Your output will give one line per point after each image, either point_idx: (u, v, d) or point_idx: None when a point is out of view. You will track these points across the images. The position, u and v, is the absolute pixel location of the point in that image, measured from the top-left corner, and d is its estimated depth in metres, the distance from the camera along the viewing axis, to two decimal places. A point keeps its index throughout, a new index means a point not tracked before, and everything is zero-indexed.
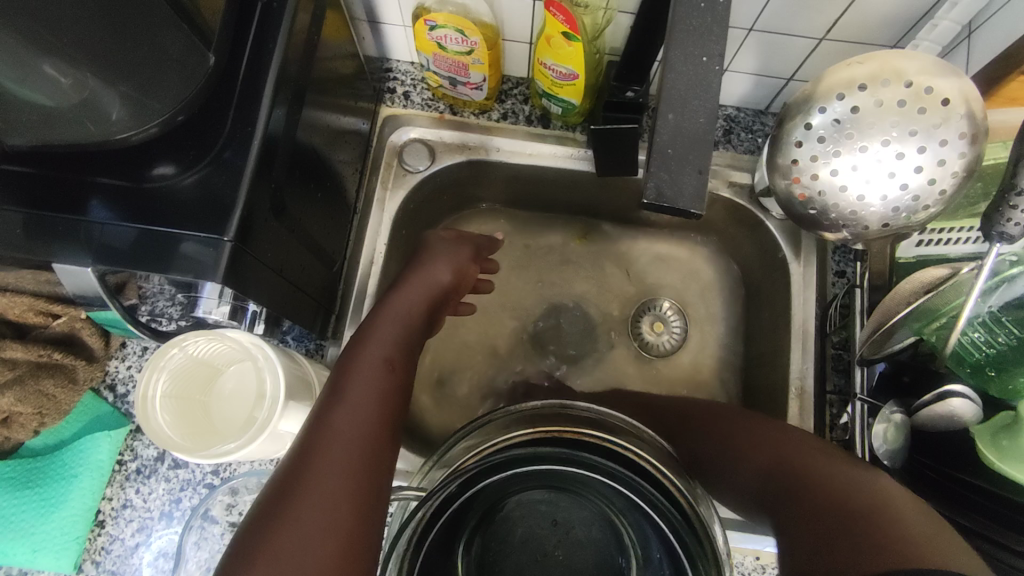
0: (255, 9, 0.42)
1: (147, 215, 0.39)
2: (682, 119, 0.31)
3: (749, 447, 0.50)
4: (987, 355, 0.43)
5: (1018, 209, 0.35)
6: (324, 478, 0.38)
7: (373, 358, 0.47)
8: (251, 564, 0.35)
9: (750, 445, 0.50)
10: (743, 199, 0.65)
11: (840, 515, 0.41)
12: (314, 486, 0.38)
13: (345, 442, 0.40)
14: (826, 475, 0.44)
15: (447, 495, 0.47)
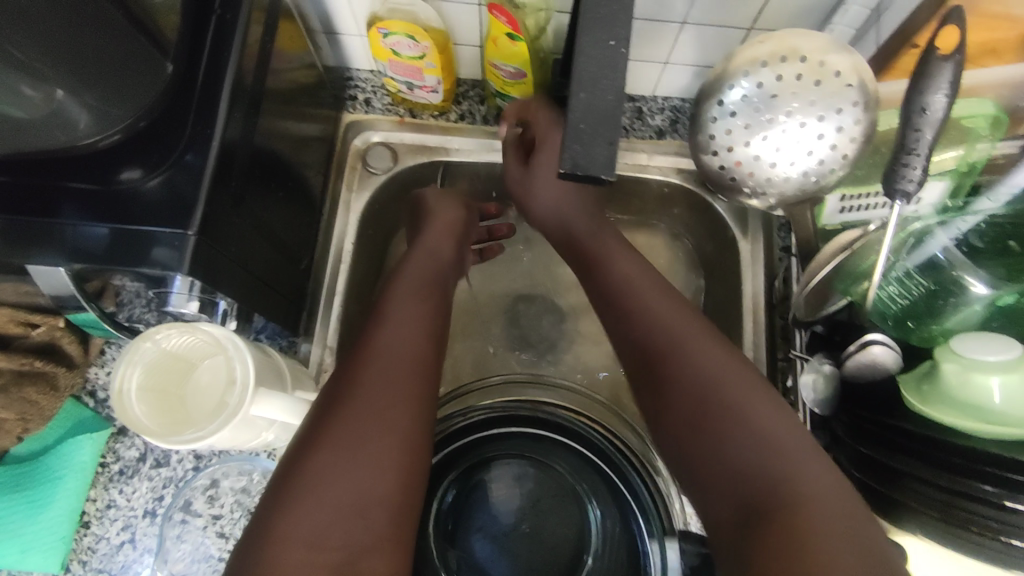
0: (210, 22, 0.45)
1: (116, 215, 0.42)
2: (594, 97, 0.34)
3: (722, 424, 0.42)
4: (904, 307, 0.48)
5: (912, 168, 0.39)
6: (375, 388, 0.44)
7: (410, 288, 0.54)
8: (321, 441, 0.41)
9: (725, 418, 0.42)
10: (691, 183, 0.68)
11: (791, 524, 0.36)
12: (367, 395, 0.43)
13: (393, 361, 0.46)
14: (799, 475, 0.38)
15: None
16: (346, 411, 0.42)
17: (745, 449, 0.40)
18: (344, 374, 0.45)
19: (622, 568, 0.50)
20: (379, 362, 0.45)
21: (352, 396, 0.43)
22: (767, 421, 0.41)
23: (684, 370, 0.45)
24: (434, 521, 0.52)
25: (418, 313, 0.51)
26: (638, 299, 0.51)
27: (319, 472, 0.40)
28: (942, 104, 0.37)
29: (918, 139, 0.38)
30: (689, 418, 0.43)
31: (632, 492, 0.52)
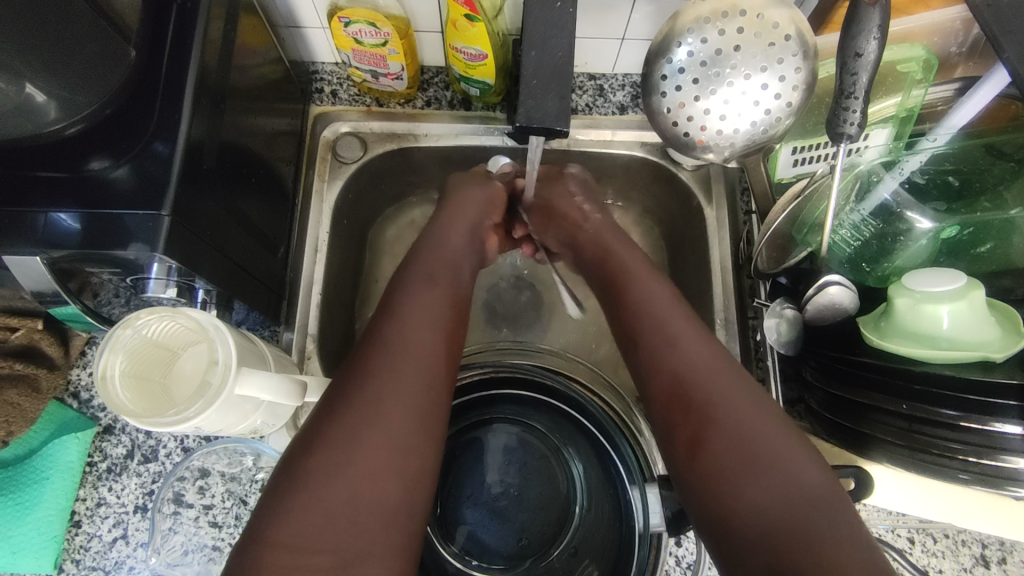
0: (170, 12, 0.46)
1: (89, 202, 0.43)
2: (544, 54, 0.36)
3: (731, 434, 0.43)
4: (857, 250, 0.51)
5: (852, 111, 0.41)
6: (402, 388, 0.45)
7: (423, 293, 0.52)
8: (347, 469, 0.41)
9: (734, 429, 0.43)
10: (656, 155, 0.70)
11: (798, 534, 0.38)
12: (396, 396, 0.44)
13: (420, 362, 0.47)
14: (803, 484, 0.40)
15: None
16: (371, 406, 0.43)
17: (741, 449, 0.42)
18: (364, 366, 0.45)
19: (607, 519, 0.52)
20: (407, 360, 0.46)
21: (376, 391, 0.44)
22: (761, 430, 0.43)
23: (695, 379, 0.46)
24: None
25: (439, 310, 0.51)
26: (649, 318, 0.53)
27: (337, 468, 0.40)
28: (874, 48, 0.39)
29: (855, 83, 0.40)
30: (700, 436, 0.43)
31: (614, 445, 0.53)
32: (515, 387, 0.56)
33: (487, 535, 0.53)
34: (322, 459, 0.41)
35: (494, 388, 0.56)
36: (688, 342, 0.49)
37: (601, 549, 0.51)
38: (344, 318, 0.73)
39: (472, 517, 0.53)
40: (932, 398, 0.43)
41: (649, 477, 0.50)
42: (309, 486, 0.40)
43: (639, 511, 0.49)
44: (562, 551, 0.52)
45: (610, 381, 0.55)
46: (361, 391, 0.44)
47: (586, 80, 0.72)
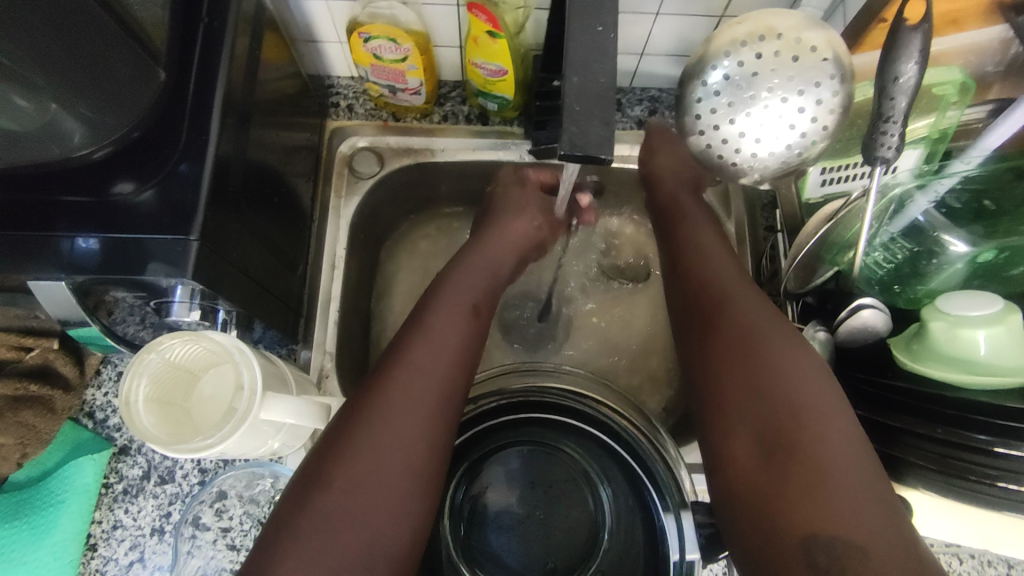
0: (197, 32, 0.45)
1: (115, 226, 0.43)
2: (585, 79, 0.35)
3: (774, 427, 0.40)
4: (888, 271, 0.51)
5: (890, 135, 0.41)
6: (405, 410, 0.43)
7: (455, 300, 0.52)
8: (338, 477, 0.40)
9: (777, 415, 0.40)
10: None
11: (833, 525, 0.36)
12: (396, 417, 0.43)
13: (427, 382, 0.45)
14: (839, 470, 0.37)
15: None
16: (371, 426, 0.42)
17: (780, 444, 0.39)
18: (373, 386, 0.44)
19: (638, 544, 0.51)
20: (412, 380, 0.44)
21: (378, 413, 0.43)
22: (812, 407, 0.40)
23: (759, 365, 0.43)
24: (448, 514, 0.53)
25: (462, 326, 0.50)
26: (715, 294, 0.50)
27: (334, 493, 0.39)
28: (912, 73, 0.39)
29: (893, 107, 0.40)
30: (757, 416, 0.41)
31: (641, 465, 0.52)
32: (538, 408, 0.56)
33: (515, 562, 0.52)
34: (323, 485, 0.40)
35: (519, 406, 0.56)
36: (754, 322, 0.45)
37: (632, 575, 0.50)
38: (360, 334, 0.72)
39: (500, 543, 0.52)
40: (965, 423, 0.42)
41: (681, 500, 0.49)
42: (306, 511, 0.39)
43: (674, 538, 0.47)
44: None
45: (631, 398, 0.54)
46: (364, 414, 0.42)
47: None
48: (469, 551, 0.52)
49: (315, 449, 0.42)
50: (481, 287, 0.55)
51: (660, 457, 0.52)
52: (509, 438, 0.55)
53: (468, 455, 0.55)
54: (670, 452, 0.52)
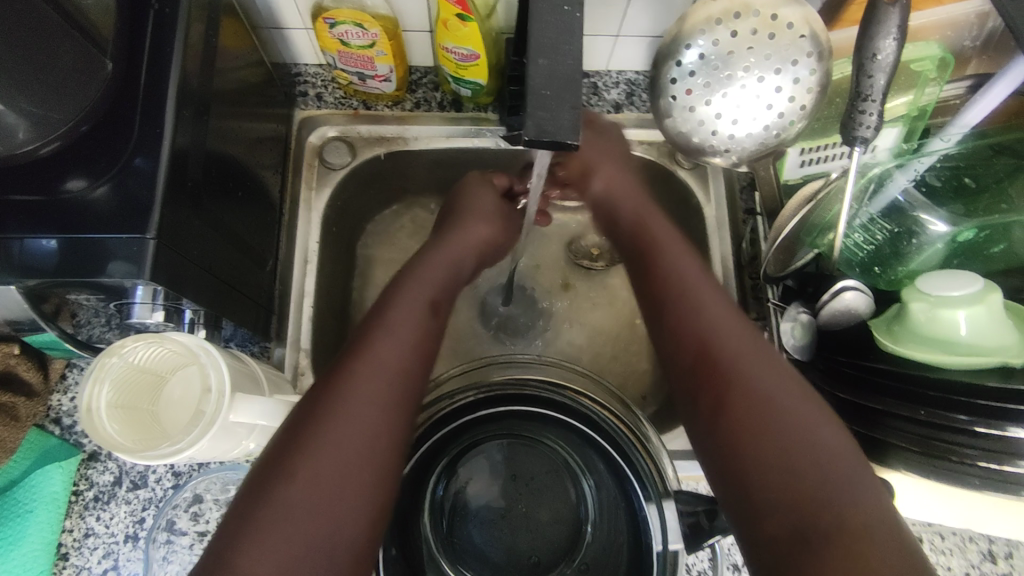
0: (148, 21, 0.43)
1: (70, 225, 0.41)
2: (554, 62, 0.34)
3: (807, 473, 0.37)
4: (869, 253, 0.50)
5: (868, 114, 0.40)
6: (352, 412, 0.41)
7: (416, 295, 0.50)
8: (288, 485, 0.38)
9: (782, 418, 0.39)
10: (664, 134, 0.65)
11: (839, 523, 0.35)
12: (353, 427, 0.40)
13: (381, 385, 0.43)
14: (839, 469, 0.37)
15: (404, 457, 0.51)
16: (327, 436, 0.40)
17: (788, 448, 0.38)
18: (320, 400, 0.41)
19: (621, 536, 0.50)
20: (359, 382, 0.42)
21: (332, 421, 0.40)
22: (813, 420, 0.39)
23: (737, 363, 0.42)
24: (428, 512, 0.52)
25: (417, 318, 0.48)
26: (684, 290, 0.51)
27: (274, 504, 0.38)
28: (891, 49, 0.38)
29: (871, 85, 0.39)
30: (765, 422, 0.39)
31: (621, 454, 0.51)
32: (514, 402, 0.54)
33: (499, 556, 0.52)
34: (263, 502, 0.38)
35: (493, 399, 0.54)
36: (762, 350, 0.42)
37: (615, 564, 0.50)
38: (336, 329, 0.70)
39: (482, 538, 0.52)
40: (946, 404, 0.42)
41: (665, 490, 0.48)
42: (253, 516, 0.37)
43: (658, 530, 0.47)
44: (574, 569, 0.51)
45: (609, 386, 0.53)
46: (307, 423, 0.40)
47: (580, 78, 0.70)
48: (450, 547, 0.51)
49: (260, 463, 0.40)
50: (438, 281, 0.53)
51: (643, 447, 0.51)
52: (487, 430, 0.55)
53: (444, 452, 0.54)
54: (652, 441, 0.51)
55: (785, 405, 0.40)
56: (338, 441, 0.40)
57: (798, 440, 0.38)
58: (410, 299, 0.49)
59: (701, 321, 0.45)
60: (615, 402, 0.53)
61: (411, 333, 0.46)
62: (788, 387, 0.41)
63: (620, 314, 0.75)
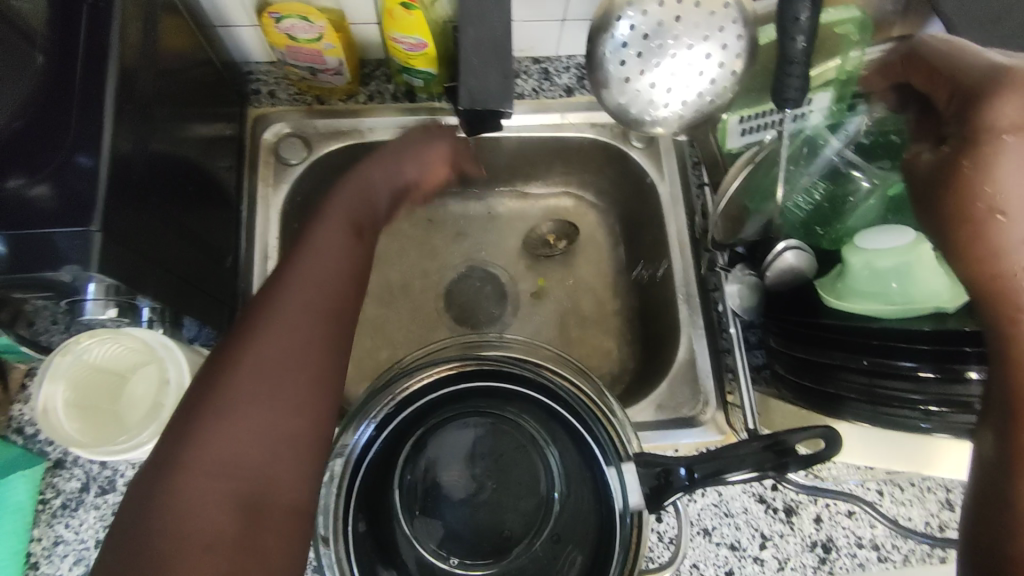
0: (83, 21, 0.43)
1: (9, 223, 0.40)
2: (481, 30, 0.47)
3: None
4: (809, 213, 0.54)
5: (793, 76, 0.41)
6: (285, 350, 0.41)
7: (340, 222, 0.50)
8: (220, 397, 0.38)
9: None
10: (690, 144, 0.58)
11: None
12: (279, 342, 0.41)
13: (309, 301, 0.43)
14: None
15: (370, 437, 0.52)
16: (257, 350, 0.40)
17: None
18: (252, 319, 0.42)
19: (588, 507, 0.51)
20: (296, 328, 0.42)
21: (259, 339, 0.40)
22: None
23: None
24: (398, 491, 0.53)
25: (341, 243, 0.48)
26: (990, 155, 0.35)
27: (209, 435, 0.37)
28: (809, 12, 0.39)
29: (795, 48, 0.40)
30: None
31: (587, 427, 0.52)
32: (482, 375, 0.55)
33: (468, 532, 0.53)
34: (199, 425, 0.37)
35: (457, 378, 0.55)
36: None
37: (583, 534, 0.50)
38: None
39: (451, 515, 0.54)
40: (891, 352, 0.44)
41: (625, 455, 0.49)
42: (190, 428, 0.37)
43: (618, 490, 0.49)
44: (543, 543, 0.52)
45: (576, 363, 0.53)
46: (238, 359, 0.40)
47: (530, 64, 0.71)
48: (417, 526, 0.52)
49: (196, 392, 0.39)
50: (357, 208, 0.52)
51: (608, 421, 0.51)
52: (453, 409, 0.55)
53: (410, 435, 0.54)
54: (619, 418, 0.50)
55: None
56: (270, 385, 0.39)
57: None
58: (332, 222, 0.49)
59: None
60: (583, 379, 0.53)
61: (340, 266, 0.47)
62: None
63: (585, 295, 0.76)
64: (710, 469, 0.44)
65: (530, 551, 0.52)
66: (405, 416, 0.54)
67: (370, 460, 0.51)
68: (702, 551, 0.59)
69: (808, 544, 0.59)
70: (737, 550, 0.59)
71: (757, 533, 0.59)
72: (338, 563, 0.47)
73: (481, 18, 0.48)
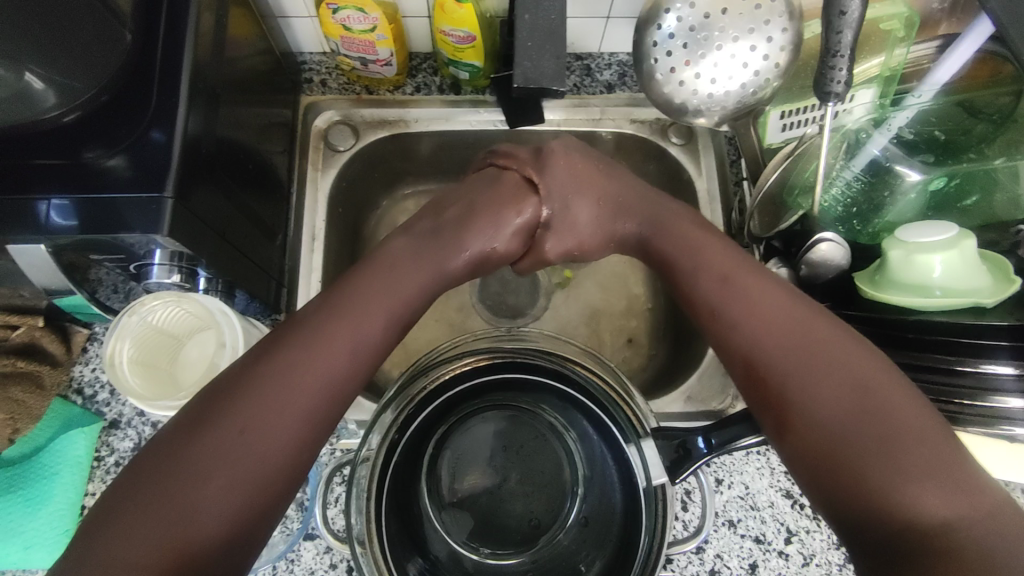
0: (162, 5, 0.46)
1: (90, 188, 0.43)
2: (536, 18, 0.49)
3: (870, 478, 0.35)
4: (846, 208, 0.54)
5: (838, 69, 0.42)
6: (286, 404, 0.39)
7: (405, 275, 0.50)
8: (207, 438, 0.36)
9: (848, 385, 0.38)
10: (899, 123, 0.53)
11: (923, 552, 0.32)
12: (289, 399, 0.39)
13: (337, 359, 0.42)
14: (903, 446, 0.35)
15: (393, 439, 0.52)
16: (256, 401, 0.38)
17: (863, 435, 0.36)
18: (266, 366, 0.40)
19: (614, 493, 0.52)
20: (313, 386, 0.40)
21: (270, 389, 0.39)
22: (852, 375, 0.38)
23: (786, 370, 0.40)
24: (426, 485, 0.54)
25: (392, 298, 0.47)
26: (665, 256, 0.52)
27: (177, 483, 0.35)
28: (857, 6, 0.40)
29: (840, 41, 0.41)
30: (848, 407, 0.37)
31: (606, 412, 0.53)
32: (504, 368, 0.55)
33: (498, 526, 0.55)
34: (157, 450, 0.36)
35: (476, 377, 0.55)
36: (754, 319, 0.43)
37: (610, 520, 0.52)
38: None
39: (479, 509, 0.55)
40: (924, 345, 0.45)
41: (643, 432, 0.50)
42: (168, 468, 0.35)
43: (640, 467, 0.49)
44: (572, 534, 0.53)
45: (594, 353, 0.53)
46: (236, 398, 0.38)
47: (573, 61, 0.73)
48: (448, 521, 0.54)
49: (174, 423, 0.38)
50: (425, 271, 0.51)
51: (626, 403, 0.52)
52: (470, 404, 0.56)
53: (430, 432, 0.55)
54: (639, 405, 0.51)
55: (847, 383, 0.38)
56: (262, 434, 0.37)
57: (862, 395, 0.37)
58: (390, 282, 0.48)
59: (770, 337, 0.42)
60: (604, 369, 0.53)
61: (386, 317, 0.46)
62: (849, 360, 0.39)
63: (618, 289, 0.77)
64: (727, 436, 0.45)
65: (557, 543, 0.53)
66: (428, 414, 0.54)
67: (396, 459, 0.52)
68: (726, 542, 0.59)
69: (834, 542, 0.59)
70: (761, 543, 0.59)
71: (782, 528, 0.60)
72: (376, 563, 0.47)
73: (534, 6, 0.50)
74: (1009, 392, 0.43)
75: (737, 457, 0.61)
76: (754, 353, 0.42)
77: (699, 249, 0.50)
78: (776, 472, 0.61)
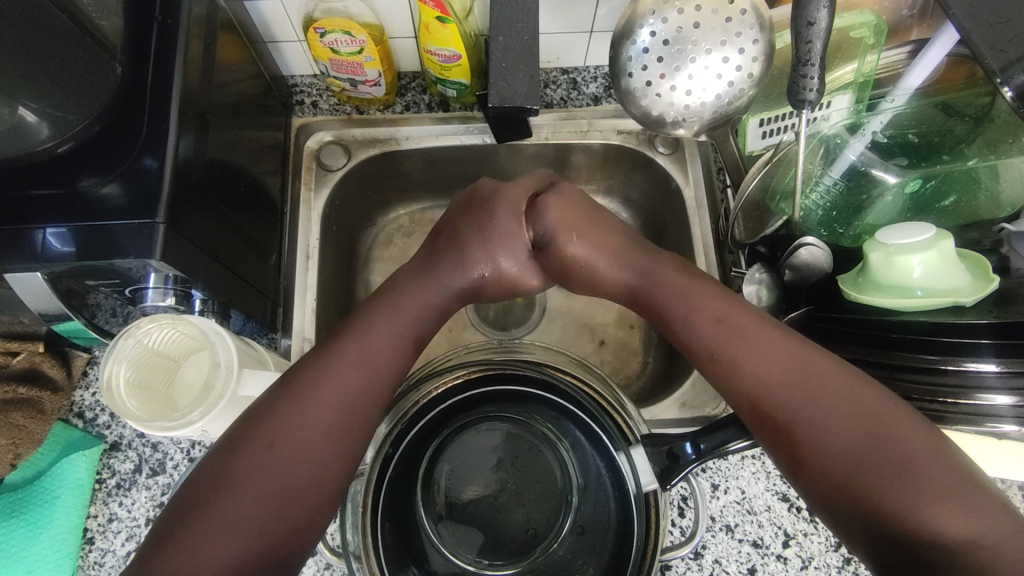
0: (152, 37, 0.48)
1: (86, 215, 0.45)
2: (510, 38, 0.51)
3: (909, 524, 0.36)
4: (829, 213, 0.55)
5: (809, 78, 0.43)
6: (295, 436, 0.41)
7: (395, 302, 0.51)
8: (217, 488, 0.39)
9: (860, 418, 0.39)
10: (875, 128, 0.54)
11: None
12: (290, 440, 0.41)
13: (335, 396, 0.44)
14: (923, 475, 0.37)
15: (387, 453, 0.53)
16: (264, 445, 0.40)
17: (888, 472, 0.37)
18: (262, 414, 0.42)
19: (609, 499, 0.52)
20: (291, 415, 0.42)
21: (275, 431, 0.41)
22: (872, 410, 0.39)
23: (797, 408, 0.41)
24: (421, 499, 0.55)
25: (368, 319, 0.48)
26: (634, 273, 0.52)
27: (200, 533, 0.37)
28: (825, 16, 0.41)
29: (810, 50, 0.42)
30: (870, 442, 0.38)
31: (597, 422, 0.54)
32: (494, 380, 0.57)
33: (495, 538, 0.55)
34: (166, 542, 0.37)
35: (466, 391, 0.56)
36: (708, 327, 0.47)
37: (606, 527, 0.52)
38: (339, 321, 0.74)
39: (476, 522, 0.55)
40: (910, 346, 0.45)
41: (633, 439, 0.52)
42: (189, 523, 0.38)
43: (630, 474, 0.50)
44: (568, 545, 0.53)
45: (582, 363, 0.55)
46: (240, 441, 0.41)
47: (559, 75, 0.74)
48: (444, 533, 0.54)
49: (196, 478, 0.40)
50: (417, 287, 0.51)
51: (618, 414, 0.53)
52: (463, 418, 0.57)
53: (423, 446, 0.56)
54: (631, 414, 0.53)
55: (861, 418, 0.39)
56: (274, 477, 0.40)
57: (889, 433, 0.38)
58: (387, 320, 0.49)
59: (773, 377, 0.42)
60: (598, 381, 0.54)
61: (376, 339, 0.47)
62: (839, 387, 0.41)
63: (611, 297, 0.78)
64: (714, 441, 0.46)
65: (554, 553, 0.53)
66: (421, 428, 0.55)
67: (391, 475, 0.53)
68: (725, 547, 0.59)
69: (832, 544, 0.59)
70: (759, 547, 0.59)
71: (780, 531, 0.60)
72: None
73: (510, 26, 0.51)
74: (994, 390, 0.44)
75: (732, 462, 0.62)
76: (761, 395, 0.43)
77: (652, 269, 0.52)
78: (772, 476, 0.61)
